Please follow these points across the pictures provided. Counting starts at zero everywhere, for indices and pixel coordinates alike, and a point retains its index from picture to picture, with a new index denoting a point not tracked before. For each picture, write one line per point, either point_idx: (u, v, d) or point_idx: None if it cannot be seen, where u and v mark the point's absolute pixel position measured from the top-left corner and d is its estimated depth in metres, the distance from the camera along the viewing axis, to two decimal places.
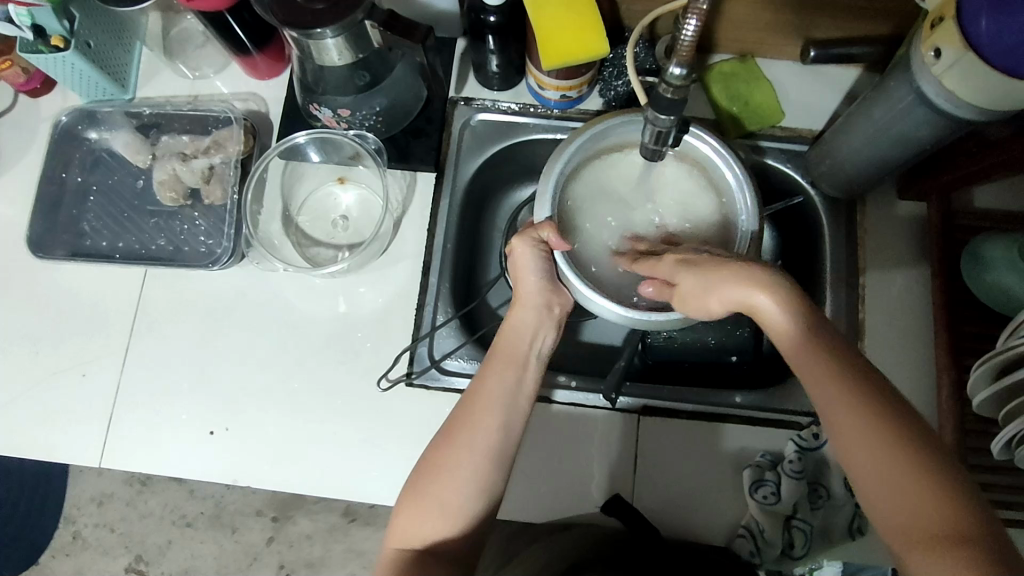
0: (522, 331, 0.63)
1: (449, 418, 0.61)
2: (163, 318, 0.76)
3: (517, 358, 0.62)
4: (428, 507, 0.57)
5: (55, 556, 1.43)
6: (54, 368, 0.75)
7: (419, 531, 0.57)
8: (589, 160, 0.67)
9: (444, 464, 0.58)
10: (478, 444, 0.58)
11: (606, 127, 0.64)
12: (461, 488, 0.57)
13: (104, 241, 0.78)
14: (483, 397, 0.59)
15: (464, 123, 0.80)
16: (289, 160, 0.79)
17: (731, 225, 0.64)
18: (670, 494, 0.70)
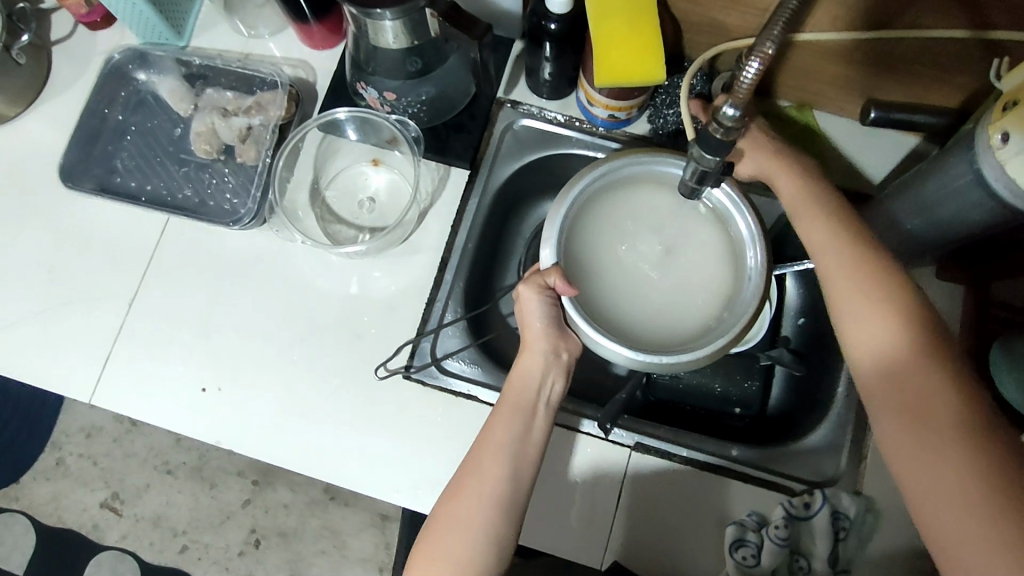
0: (529, 379, 0.63)
1: (459, 468, 0.62)
2: (176, 268, 0.76)
3: (524, 405, 0.62)
4: (441, 561, 0.58)
5: (36, 479, 1.49)
6: (62, 300, 0.75)
7: None
8: (597, 198, 0.64)
9: (448, 520, 0.59)
10: (484, 491, 0.59)
11: (608, 171, 0.63)
12: (472, 536, 0.58)
13: (132, 182, 0.78)
14: (490, 445, 0.61)
15: (505, 126, 0.80)
16: (326, 135, 0.78)
17: (740, 280, 0.61)
18: (647, 539, 0.68)
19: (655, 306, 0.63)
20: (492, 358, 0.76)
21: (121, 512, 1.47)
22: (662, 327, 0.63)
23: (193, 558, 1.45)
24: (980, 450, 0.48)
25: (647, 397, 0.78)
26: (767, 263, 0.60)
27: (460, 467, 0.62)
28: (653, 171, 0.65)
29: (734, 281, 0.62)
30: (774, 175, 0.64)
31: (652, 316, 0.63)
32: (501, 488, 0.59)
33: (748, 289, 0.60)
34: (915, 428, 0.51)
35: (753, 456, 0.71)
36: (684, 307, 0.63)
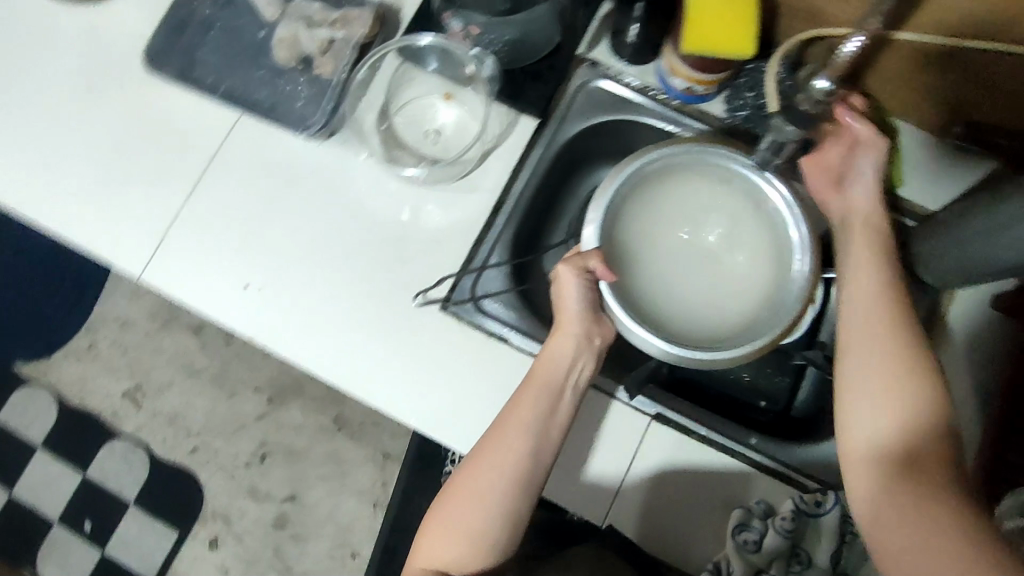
0: (558, 359, 0.65)
1: (477, 442, 0.65)
2: (238, 167, 0.77)
3: (552, 385, 0.64)
4: (453, 532, 0.61)
5: (68, 358, 1.56)
6: (126, 178, 0.78)
7: (442, 555, 0.61)
8: (657, 182, 0.67)
9: (463, 492, 0.62)
10: (500, 470, 0.62)
11: (660, 154, 0.65)
12: (486, 506, 0.61)
13: (209, 77, 0.79)
14: (512, 422, 0.63)
15: (579, 85, 0.79)
16: (401, 62, 0.78)
17: (784, 280, 0.65)
18: (653, 509, 0.69)
19: (705, 291, 0.69)
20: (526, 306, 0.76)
21: (140, 405, 1.53)
22: (707, 311, 0.69)
23: (201, 460, 1.50)
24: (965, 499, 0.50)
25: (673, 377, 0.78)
26: (814, 270, 0.62)
27: (478, 440, 0.64)
28: (702, 160, 0.66)
29: (777, 281, 0.66)
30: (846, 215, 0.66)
31: (682, 299, 0.69)
32: (521, 462, 0.62)
33: (791, 295, 0.63)
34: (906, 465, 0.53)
35: (766, 449, 0.70)
36: (710, 297, 0.69)
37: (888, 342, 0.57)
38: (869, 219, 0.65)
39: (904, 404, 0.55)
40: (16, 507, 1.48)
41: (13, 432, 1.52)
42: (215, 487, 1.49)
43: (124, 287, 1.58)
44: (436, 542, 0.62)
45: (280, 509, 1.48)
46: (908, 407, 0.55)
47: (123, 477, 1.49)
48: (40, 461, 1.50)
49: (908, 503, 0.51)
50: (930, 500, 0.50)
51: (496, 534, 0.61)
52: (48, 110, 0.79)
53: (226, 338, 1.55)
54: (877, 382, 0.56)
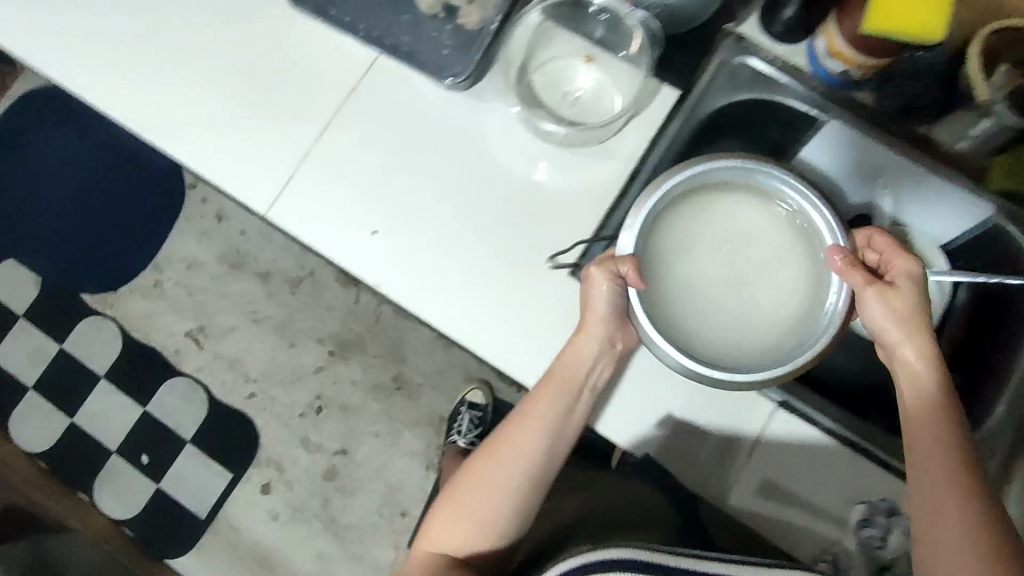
0: (574, 362, 0.68)
1: (494, 434, 0.71)
2: (372, 111, 0.76)
3: (571, 386, 0.68)
4: (463, 520, 0.69)
5: (133, 293, 1.57)
6: (257, 112, 0.77)
7: (450, 539, 0.70)
8: (696, 191, 0.65)
9: (478, 482, 0.69)
10: (513, 461, 0.69)
11: (702, 169, 0.62)
12: (495, 493, 0.68)
13: (347, 17, 0.76)
14: (527, 417, 0.69)
15: (719, 67, 0.74)
16: (545, 19, 0.75)
17: (813, 313, 0.64)
18: (772, 487, 0.73)
19: (730, 310, 0.65)
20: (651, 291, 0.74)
21: (202, 346, 1.54)
22: (728, 337, 0.65)
23: (258, 406, 1.52)
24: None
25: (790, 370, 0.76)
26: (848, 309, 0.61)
27: (495, 429, 0.71)
28: (748, 174, 0.64)
29: (803, 312, 0.65)
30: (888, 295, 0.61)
31: (734, 322, 0.65)
32: (531, 454, 0.69)
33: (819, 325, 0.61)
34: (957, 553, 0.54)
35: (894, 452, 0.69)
36: (755, 325, 0.65)
37: (932, 434, 0.59)
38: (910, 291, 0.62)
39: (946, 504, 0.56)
40: (76, 433, 1.51)
41: (76, 360, 1.54)
42: (269, 434, 1.51)
43: (193, 227, 1.57)
44: (448, 523, 0.70)
45: (331, 462, 1.50)
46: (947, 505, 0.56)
47: (182, 415, 1.52)
48: (103, 391, 1.53)
49: None
50: None
51: (506, 520, 0.69)
52: (184, 38, 0.79)
53: (291, 288, 1.54)
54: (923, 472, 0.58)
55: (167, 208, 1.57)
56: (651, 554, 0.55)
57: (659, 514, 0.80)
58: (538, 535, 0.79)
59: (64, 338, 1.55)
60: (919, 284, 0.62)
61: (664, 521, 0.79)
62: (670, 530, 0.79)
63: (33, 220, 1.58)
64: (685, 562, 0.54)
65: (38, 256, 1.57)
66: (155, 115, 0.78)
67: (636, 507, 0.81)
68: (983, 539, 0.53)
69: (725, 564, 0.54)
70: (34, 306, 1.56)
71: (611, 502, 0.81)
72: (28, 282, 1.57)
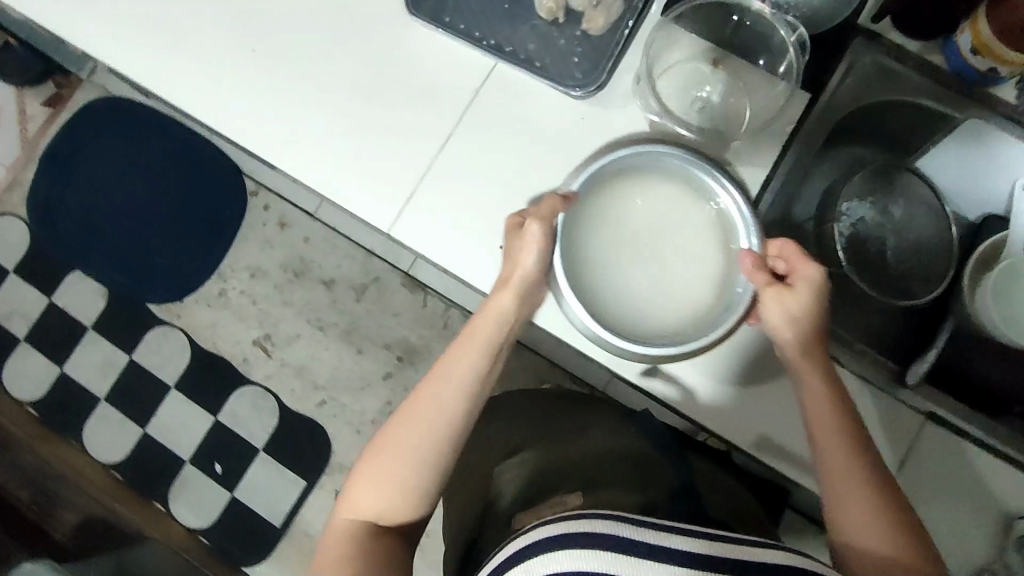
0: (485, 330, 0.71)
1: (411, 394, 0.72)
2: (491, 122, 0.74)
3: (487, 347, 0.71)
4: (382, 483, 0.69)
5: (198, 302, 1.54)
6: (370, 126, 0.75)
7: (375, 505, 0.69)
8: (635, 181, 0.69)
9: (387, 441, 0.70)
10: (426, 421, 0.70)
11: (636, 147, 0.66)
12: (421, 460, 0.69)
13: (465, 25, 0.76)
14: (451, 382, 0.70)
15: (850, 64, 0.73)
16: (670, 20, 0.71)
17: (723, 289, 0.68)
18: (920, 503, 0.71)
19: (648, 287, 0.69)
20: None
21: (270, 354, 1.52)
22: (643, 317, 0.68)
23: (328, 413, 1.51)
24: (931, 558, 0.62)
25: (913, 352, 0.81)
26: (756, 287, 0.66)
27: (405, 399, 0.72)
28: (646, 160, 0.68)
29: (712, 296, 0.68)
30: (795, 299, 0.66)
31: (632, 295, 0.68)
32: (441, 414, 0.70)
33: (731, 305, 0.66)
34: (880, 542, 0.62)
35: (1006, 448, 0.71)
36: (670, 304, 0.68)
37: (827, 418, 0.65)
38: (811, 295, 0.67)
39: (879, 509, 0.63)
40: (148, 443, 1.52)
41: (145, 371, 1.53)
42: (340, 442, 1.50)
43: (256, 236, 1.54)
44: (365, 488, 0.70)
45: None
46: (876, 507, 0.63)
47: (252, 423, 1.51)
48: (173, 401, 1.53)
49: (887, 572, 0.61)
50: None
51: (419, 484, 0.69)
52: (300, 51, 0.77)
53: (357, 294, 1.52)
54: (846, 477, 0.64)
55: (231, 216, 1.53)
56: (636, 529, 0.49)
57: (591, 462, 0.78)
58: (525, 484, 0.80)
59: (133, 349, 1.54)
60: (811, 288, 0.67)
61: (607, 466, 0.77)
62: (620, 482, 0.74)
63: (94, 229, 1.53)
64: (693, 549, 0.48)
65: (99, 266, 1.53)
66: (272, 131, 0.77)
67: (589, 465, 0.78)
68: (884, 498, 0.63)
69: (710, 543, 0.49)
70: (101, 318, 1.54)
71: (558, 459, 0.81)
72: (94, 293, 1.55)
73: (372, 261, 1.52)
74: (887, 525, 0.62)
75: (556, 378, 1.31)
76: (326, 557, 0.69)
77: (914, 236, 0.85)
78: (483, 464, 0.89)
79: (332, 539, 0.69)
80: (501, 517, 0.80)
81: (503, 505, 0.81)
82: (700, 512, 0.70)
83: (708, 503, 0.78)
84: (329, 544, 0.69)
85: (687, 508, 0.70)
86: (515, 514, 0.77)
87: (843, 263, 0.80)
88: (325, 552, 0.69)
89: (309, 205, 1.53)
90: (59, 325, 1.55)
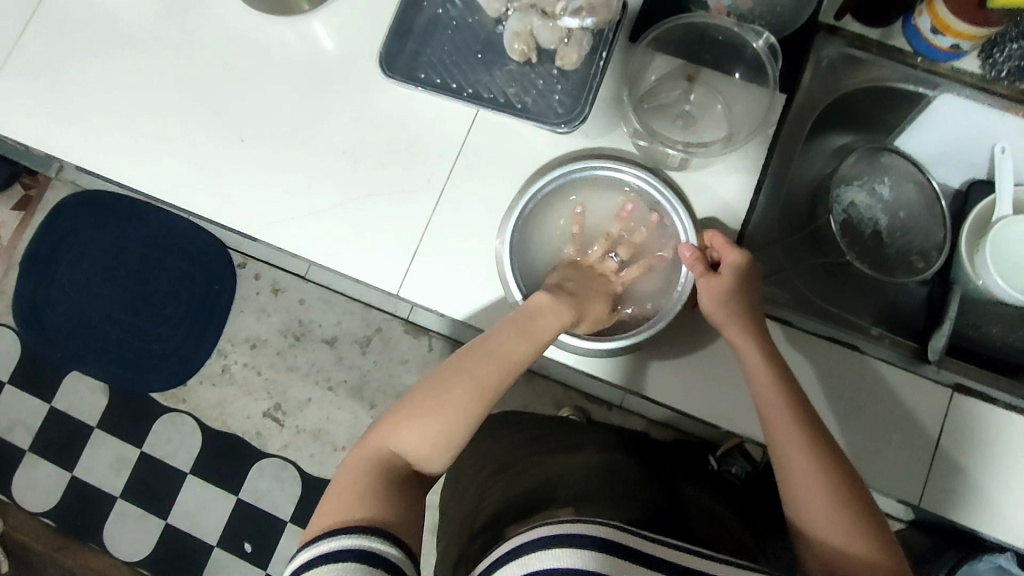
0: (537, 307, 0.64)
1: (458, 354, 0.61)
2: (484, 168, 0.76)
3: (528, 327, 0.62)
4: (410, 431, 0.58)
5: (203, 383, 1.45)
6: (368, 191, 0.77)
7: (400, 448, 0.58)
8: (581, 189, 0.75)
9: (428, 398, 0.59)
10: (472, 387, 0.59)
11: (584, 168, 0.73)
12: (456, 428, 0.58)
13: (440, 79, 0.77)
14: (496, 358, 0.60)
15: (816, 60, 0.76)
16: (643, 46, 0.75)
17: (669, 288, 0.73)
18: (968, 476, 0.70)
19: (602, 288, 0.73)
20: (790, 293, 0.81)
21: (283, 423, 1.42)
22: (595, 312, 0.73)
23: None
24: (879, 527, 0.56)
25: (930, 328, 0.83)
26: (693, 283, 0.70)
27: (436, 369, 0.61)
28: (590, 176, 0.74)
29: (660, 294, 0.73)
30: (725, 280, 0.66)
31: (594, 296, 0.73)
32: (488, 382, 0.59)
33: (673, 299, 0.71)
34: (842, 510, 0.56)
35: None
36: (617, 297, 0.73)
37: (778, 392, 0.62)
38: (744, 277, 0.67)
39: (832, 475, 0.57)
40: (173, 535, 1.40)
41: (159, 460, 1.43)
42: None
43: (251, 306, 1.46)
44: (402, 438, 0.58)
45: None
46: (802, 463, 0.58)
47: (276, 497, 1.39)
48: (192, 487, 1.41)
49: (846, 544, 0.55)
50: (857, 548, 0.55)
51: (448, 450, 0.58)
52: (290, 130, 0.79)
53: (361, 348, 1.42)
54: (798, 446, 0.59)
55: (222, 289, 1.46)
56: (623, 536, 0.50)
57: (578, 479, 0.73)
58: (509, 502, 0.72)
59: (144, 441, 1.44)
60: (740, 274, 0.67)
61: (593, 480, 0.72)
62: (620, 501, 0.68)
63: (86, 328, 1.48)
64: (614, 538, 0.49)
65: (95, 360, 1.47)
66: (275, 207, 0.78)
67: (577, 482, 0.72)
68: (834, 483, 0.57)
69: (683, 554, 0.50)
70: (107, 414, 1.46)
71: (546, 476, 0.75)
72: (95, 391, 1.47)
73: (372, 312, 1.44)
74: (842, 496, 0.57)
75: (574, 400, 1.26)
76: (337, 490, 0.55)
77: (904, 212, 0.87)
78: (477, 483, 0.83)
79: (349, 473, 0.57)
80: (488, 530, 0.70)
81: (481, 524, 0.73)
82: (680, 529, 0.66)
83: (698, 525, 0.70)
84: (350, 478, 0.56)
85: (665, 521, 0.67)
86: (497, 530, 0.68)
87: (848, 251, 0.82)
88: (341, 482, 0.56)
89: (299, 268, 1.46)
90: (60, 429, 1.46)
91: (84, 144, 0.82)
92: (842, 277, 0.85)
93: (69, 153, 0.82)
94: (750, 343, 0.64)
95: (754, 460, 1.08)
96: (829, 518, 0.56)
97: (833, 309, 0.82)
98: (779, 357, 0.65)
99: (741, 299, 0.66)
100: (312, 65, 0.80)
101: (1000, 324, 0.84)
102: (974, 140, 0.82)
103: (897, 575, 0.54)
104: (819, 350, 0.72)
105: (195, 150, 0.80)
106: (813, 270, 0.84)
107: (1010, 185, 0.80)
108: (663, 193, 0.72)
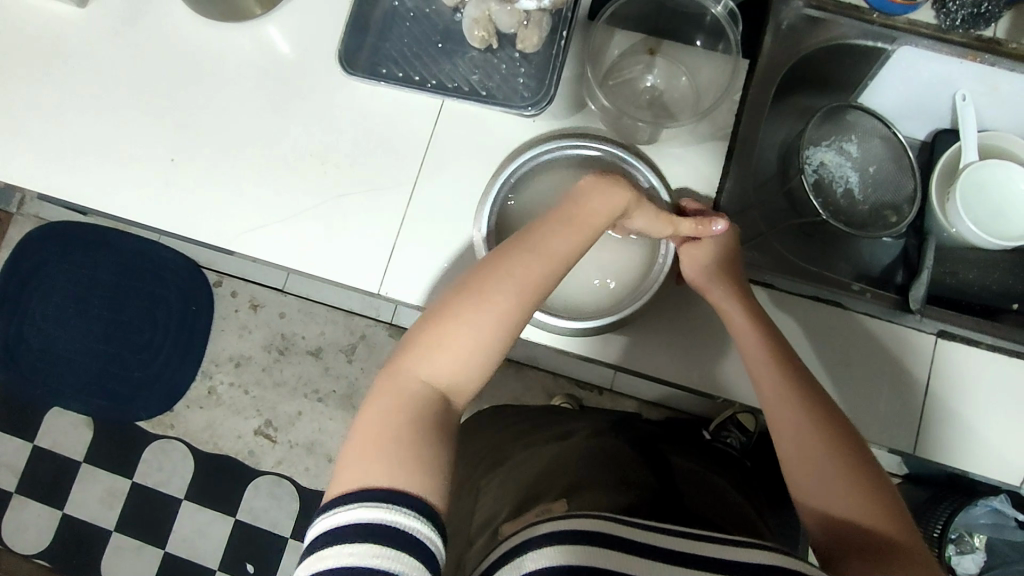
0: (581, 194, 0.60)
1: (492, 255, 0.57)
2: (456, 159, 0.75)
3: (575, 218, 0.59)
4: (443, 347, 0.54)
5: (190, 406, 1.42)
6: (340, 190, 0.76)
7: (424, 368, 0.54)
8: (552, 169, 0.75)
9: (467, 303, 0.54)
10: (508, 287, 0.55)
11: (556, 148, 0.73)
12: (495, 333, 0.54)
13: (401, 72, 0.76)
14: (537, 250, 0.57)
15: (774, 24, 0.76)
16: (603, 23, 0.76)
17: (650, 263, 0.73)
18: (960, 418, 0.71)
19: (582, 269, 0.74)
20: (769, 255, 0.81)
21: (275, 440, 1.39)
22: (575, 293, 0.74)
23: None
24: (880, 474, 0.55)
25: (909, 280, 0.83)
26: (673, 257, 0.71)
27: (471, 274, 0.56)
28: (563, 158, 0.74)
29: (642, 269, 0.73)
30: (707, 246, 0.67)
31: (575, 278, 0.74)
32: (534, 281, 0.55)
33: (655, 273, 0.72)
34: (837, 459, 0.55)
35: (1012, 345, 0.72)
36: (599, 277, 0.74)
37: (764, 349, 0.62)
38: (724, 239, 0.67)
39: (824, 427, 0.57)
40: (172, 564, 1.37)
41: (151, 489, 1.40)
42: None
43: (231, 324, 1.44)
44: (433, 363, 0.54)
45: None
46: (792, 418, 0.58)
47: (275, 514, 1.37)
48: (188, 513, 1.38)
49: (846, 494, 0.54)
50: (862, 497, 0.54)
51: (483, 366, 0.55)
52: (254, 138, 0.78)
53: (347, 356, 1.41)
54: (781, 399, 0.59)
55: (200, 310, 1.44)
56: (615, 528, 0.49)
57: (569, 466, 0.72)
58: (509, 495, 0.71)
59: (134, 470, 1.41)
60: (718, 240, 0.67)
61: (585, 466, 0.72)
62: (621, 482, 0.68)
63: (64, 362, 1.44)
64: (604, 530, 0.49)
65: (76, 393, 1.43)
66: (247, 217, 0.76)
67: (572, 468, 0.72)
68: (828, 437, 0.56)
69: (693, 542, 0.50)
70: (92, 447, 1.42)
71: (550, 464, 0.74)
72: (77, 425, 1.43)
73: (355, 319, 1.42)
74: (838, 448, 0.56)
75: (565, 388, 1.25)
76: (370, 427, 0.52)
77: (873, 167, 0.89)
78: (469, 486, 0.82)
79: (381, 409, 0.53)
80: (489, 528, 0.69)
81: (479, 526, 0.72)
82: (676, 507, 0.66)
83: (692, 500, 0.70)
84: (385, 408, 0.52)
85: (665, 501, 0.67)
86: (499, 526, 0.67)
87: (821, 209, 0.82)
88: (374, 421, 0.52)
89: (278, 280, 1.44)
90: (45, 467, 1.42)
91: (43, 170, 0.79)
92: (819, 236, 0.86)
93: (29, 181, 0.79)
94: (736, 306, 0.65)
95: (749, 432, 1.10)
96: (831, 485, 0.55)
97: (812, 267, 0.83)
98: (765, 315, 0.65)
99: (723, 261, 0.67)
100: (272, 70, 0.79)
101: (976, 269, 0.85)
102: (936, 91, 0.83)
103: (900, 522, 0.53)
104: (802, 309, 0.73)
105: (159, 165, 0.78)
106: (789, 231, 0.85)
107: (973, 131, 0.82)
108: (641, 174, 0.72)
